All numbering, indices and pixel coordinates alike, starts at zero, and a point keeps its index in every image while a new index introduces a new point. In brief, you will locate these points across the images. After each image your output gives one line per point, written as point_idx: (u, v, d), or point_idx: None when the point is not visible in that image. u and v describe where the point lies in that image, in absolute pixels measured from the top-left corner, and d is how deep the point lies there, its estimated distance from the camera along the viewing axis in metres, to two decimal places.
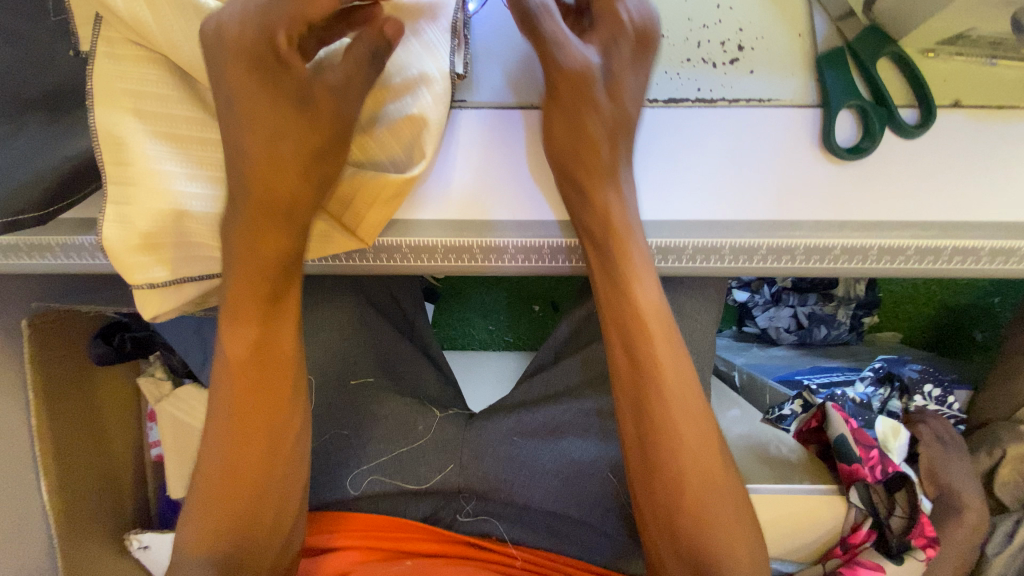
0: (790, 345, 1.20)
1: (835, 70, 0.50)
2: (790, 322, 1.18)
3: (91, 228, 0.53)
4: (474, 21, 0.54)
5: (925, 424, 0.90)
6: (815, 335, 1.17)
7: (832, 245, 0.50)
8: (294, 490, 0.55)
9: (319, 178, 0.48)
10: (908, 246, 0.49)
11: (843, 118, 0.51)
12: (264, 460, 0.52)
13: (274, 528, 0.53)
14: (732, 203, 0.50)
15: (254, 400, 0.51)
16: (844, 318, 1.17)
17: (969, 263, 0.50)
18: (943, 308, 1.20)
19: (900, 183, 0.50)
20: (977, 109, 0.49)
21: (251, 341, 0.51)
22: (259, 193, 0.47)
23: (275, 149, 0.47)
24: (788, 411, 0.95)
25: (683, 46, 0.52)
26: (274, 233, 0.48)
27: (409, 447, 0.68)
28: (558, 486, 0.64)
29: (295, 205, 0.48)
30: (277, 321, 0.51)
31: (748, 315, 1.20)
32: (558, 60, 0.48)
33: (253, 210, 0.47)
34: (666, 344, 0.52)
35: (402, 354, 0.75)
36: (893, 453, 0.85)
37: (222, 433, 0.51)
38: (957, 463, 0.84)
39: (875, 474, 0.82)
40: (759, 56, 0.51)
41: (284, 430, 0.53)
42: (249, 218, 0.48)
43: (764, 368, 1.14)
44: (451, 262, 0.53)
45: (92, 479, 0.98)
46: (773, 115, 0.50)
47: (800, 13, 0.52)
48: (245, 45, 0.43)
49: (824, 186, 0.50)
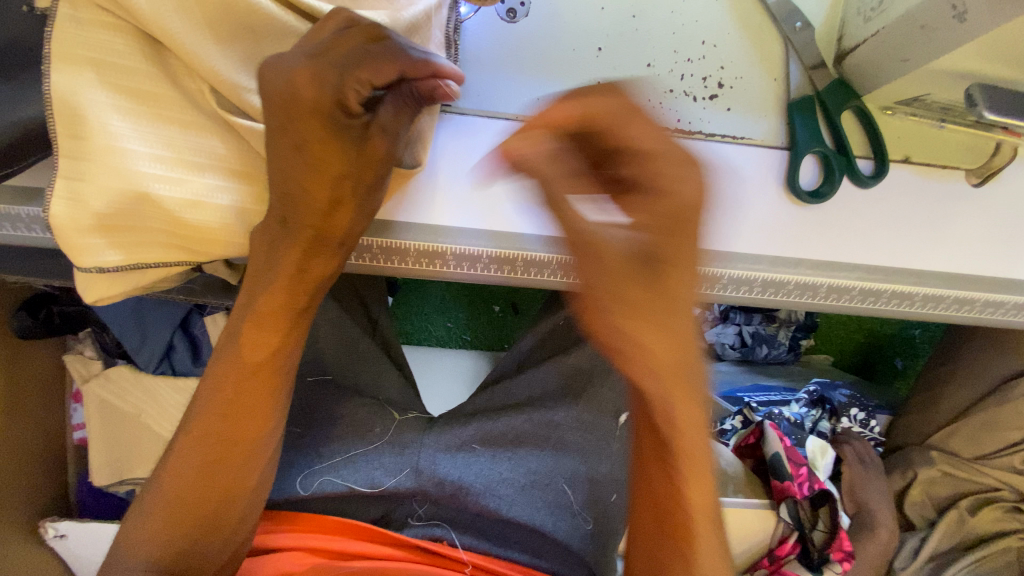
0: (732, 361, 1.24)
1: (804, 117, 0.53)
2: (735, 339, 1.23)
3: (34, 199, 0.50)
4: (465, 27, 0.53)
5: (849, 445, 0.96)
6: (758, 353, 1.23)
7: (788, 280, 0.53)
8: (259, 493, 0.57)
9: (368, 212, 0.45)
10: (854, 286, 0.53)
11: (807, 163, 0.54)
12: (238, 460, 0.54)
13: (238, 524, 0.56)
14: (702, 233, 0.52)
15: (244, 403, 0.53)
16: (784, 339, 1.24)
17: (904, 306, 0.54)
18: (872, 336, 1.30)
19: (853, 227, 0.53)
20: (923, 166, 0.54)
21: (272, 347, 0.51)
22: (315, 227, 0.44)
23: (336, 191, 0.42)
24: (728, 426, 1.04)
25: (667, 77, 0.53)
26: (320, 262, 0.47)
27: (364, 448, 0.67)
28: (513, 494, 0.66)
29: (348, 237, 0.46)
30: (296, 326, 0.52)
31: (697, 329, 1.26)
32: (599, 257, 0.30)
33: (305, 241, 0.45)
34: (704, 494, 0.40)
35: (364, 353, 0.74)
36: (820, 470, 0.92)
37: (207, 432, 0.53)
38: (874, 483, 0.92)
39: (801, 490, 0.88)
40: (737, 95, 0.53)
41: (264, 435, 0.55)
42: (298, 251, 0.46)
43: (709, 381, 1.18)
44: (419, 266, 0.53)
45: (6, 462, 0.91)
46: (745, 153, 0.53)
47: (777, 58, 0.54)
48: (311, 99, 0.38)
49: (786, 225, 0.53)
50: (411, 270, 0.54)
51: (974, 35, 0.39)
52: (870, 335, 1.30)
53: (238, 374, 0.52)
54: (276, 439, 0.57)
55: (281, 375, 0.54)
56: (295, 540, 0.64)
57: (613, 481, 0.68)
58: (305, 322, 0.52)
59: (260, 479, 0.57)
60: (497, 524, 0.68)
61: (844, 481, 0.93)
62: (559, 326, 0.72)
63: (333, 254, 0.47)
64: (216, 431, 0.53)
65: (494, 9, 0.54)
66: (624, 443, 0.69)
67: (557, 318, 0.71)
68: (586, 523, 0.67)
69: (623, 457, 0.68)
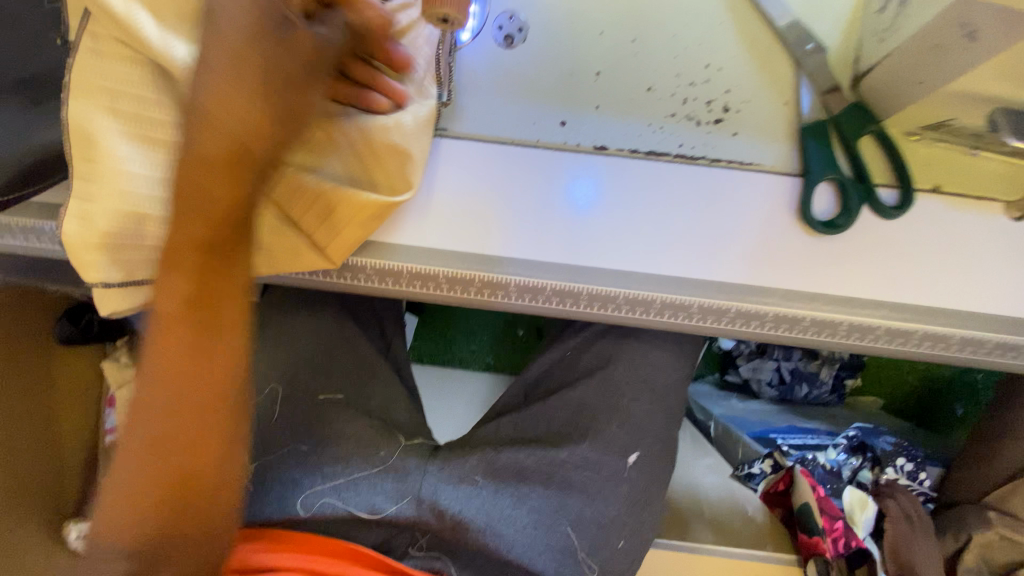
0: (771, 400, 1.20)
1: (818, 141, 0.49)
2: (773, 376, 1.20)
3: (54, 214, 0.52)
4: (465, 51, 0.53)
5: (893, 500, 0.89)
6: (800, 391, 1.19)
7: (803, 315, 0.49)
8: (226, 496, 0.45)
9: (283, 98, 0.40)
10: (878, 326, 0.49)
11: (822, 191, 0.50)
12: (185, 440, 0.42)
13: (199, 528, 0.44)
14: (704, 262, 0.49)
15: (177, 366, 0.42)
16: (827, 377, 1.20)
17: (940, 350, 0.50)
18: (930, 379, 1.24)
19: (873, 261, 0.49)
20: (956, 197, 0.49)
21: (187, 293, 0.41)
22: (215, 107, 0.38)
23: (243, 63, 0.38)
24: (756, 470, 0.95)
25: (669, 100, 0.52)
26: (229, 164, 0.39)
27: (366, 472, 0.64)
28: (515, 532, 0.60)
29: (259, 130, 0.39)
30: (218, 276, 0.42)
31: (732, 363, 1.24)
32: None
33: (207, 130, 0.39)
34: None
35: (376, 373, 0.74)
36: (860, 527, 0.85)
37: (142, 409, 0.42)
38: (923, 543, 0.83)
39: (836, 547, 0.83)
40: (744, 119, 0.51)
41: (211, 408, 0.43)
42: (204, 155, 0.39)
43: (742, 421, 1.10)
44: (422, 289, 0.52)
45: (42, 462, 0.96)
46: (753, 179, 0.50)
47: (788, 82, 0.52)
48: None
49: (800, 256, 0.49)
50: (409, 292, 0.52)
51: (989, 55, 0.35)
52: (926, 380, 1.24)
53: (157, 332, 0.42)
54: (248, 413, 0.46)
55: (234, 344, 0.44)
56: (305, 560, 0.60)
57: (620, 526, 0.62)
58: (232, 274, 0.42)
59: (233, 462, 0.45)
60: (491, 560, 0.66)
61: (888, 540, 0.85)
62: (566, 357, 0.69)
63: (245, 154, 0.40)
64: (151, 410, 0.42)
65: (494, 36, 0.54)
66: (634, 485, 0.63)
67: (565, 348, 0.69)
68: (589, 571, 0.60)
69: (631, 501, 0.63)
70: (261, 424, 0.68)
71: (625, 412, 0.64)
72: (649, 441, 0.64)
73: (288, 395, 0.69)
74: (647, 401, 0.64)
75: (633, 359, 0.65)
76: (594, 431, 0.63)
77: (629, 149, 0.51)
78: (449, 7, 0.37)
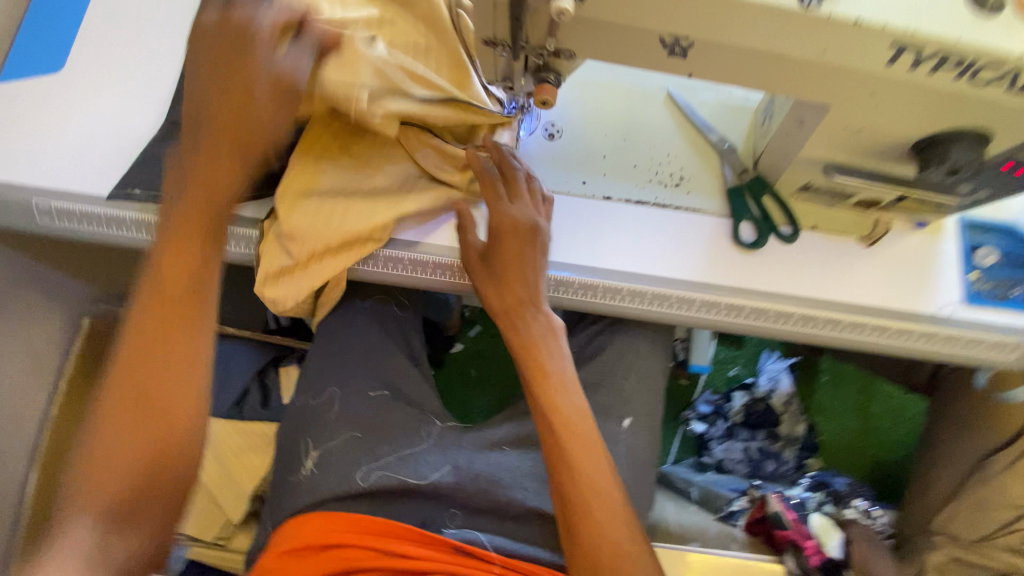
0: (743, 476, 1.43)
1: (738, 198, 0.80)
2: (742, 455, 1.44)
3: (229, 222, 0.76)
4: (518, 144, 0.83)
5: (855, 526, 1.06)
6: (766, 467, 1.42)
7: (745, 304, 0.76)
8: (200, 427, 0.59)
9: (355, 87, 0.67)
10: (793, 310, 0.76)
11: (745, 226, 0.80)
12: (170, 397, 0.57)
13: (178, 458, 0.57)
14: (674, 268, 0.77)
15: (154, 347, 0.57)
16: (790, 455, 1.44)
17: (835, 329, 0.76)
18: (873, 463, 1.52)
19: (780, 271, 0.77)
20: (828, 233, 0.79)
21: (184, 289, 0.59)
22: (224, 120, 0.59)
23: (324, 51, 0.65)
24: (736, 508, 1.22)
25: (647, 171, 0.82)
26: (217, 167, 0.60)
27: (413, 450, 0.81)
28: (537, 483, 0.81)
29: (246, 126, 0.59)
30: (184, 255, 0.60)
31: (706, 445, 1.48)
32: (503, 211, 0.72)
33: (219, 135, 0.60)
34: (553, 355, 0.72)
35: (409, 377, 0.89)
36: (829, 548, 1.01)
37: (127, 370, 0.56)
38: (883, 560, 0.97)
39: (812, 558, 0.98)
40: (692, 184, 0.82)
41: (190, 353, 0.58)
42: (204, 161, 0.60)
43: (720, 482, 1.37)
44: (447, 277, 0.77)
45: None
46: (701, 219, 0.80)
47: (716, 164, 0.83)
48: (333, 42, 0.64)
49: (738, 265, 0.77)
50: (432, 279, 0.77)
51: (809, 135, 0.66)
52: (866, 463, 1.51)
53: (143, 321, 0.57)
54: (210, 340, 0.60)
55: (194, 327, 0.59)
56: (346, 538, 0.74)
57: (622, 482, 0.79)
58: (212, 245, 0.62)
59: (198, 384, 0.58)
60: (512, 520, 0.81)
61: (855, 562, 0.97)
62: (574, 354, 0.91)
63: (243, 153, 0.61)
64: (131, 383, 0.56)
65: (539, 134, 0.84)
66: (629, 446, 0.81)
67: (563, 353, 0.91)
68: None
69: (630, 461, 0.81)
70: (321, 418, 0.83)
71: (622, 391, 0.84)
72: (641, 415, 0.84)
73: (343, 391, 0.84)
74: (636, 380, 0.85)
75: (624, 348, 0.86)
76: (593, 403, 0.83)
77: (626, 198, 0.80)
78: (549, 95, 0.60)
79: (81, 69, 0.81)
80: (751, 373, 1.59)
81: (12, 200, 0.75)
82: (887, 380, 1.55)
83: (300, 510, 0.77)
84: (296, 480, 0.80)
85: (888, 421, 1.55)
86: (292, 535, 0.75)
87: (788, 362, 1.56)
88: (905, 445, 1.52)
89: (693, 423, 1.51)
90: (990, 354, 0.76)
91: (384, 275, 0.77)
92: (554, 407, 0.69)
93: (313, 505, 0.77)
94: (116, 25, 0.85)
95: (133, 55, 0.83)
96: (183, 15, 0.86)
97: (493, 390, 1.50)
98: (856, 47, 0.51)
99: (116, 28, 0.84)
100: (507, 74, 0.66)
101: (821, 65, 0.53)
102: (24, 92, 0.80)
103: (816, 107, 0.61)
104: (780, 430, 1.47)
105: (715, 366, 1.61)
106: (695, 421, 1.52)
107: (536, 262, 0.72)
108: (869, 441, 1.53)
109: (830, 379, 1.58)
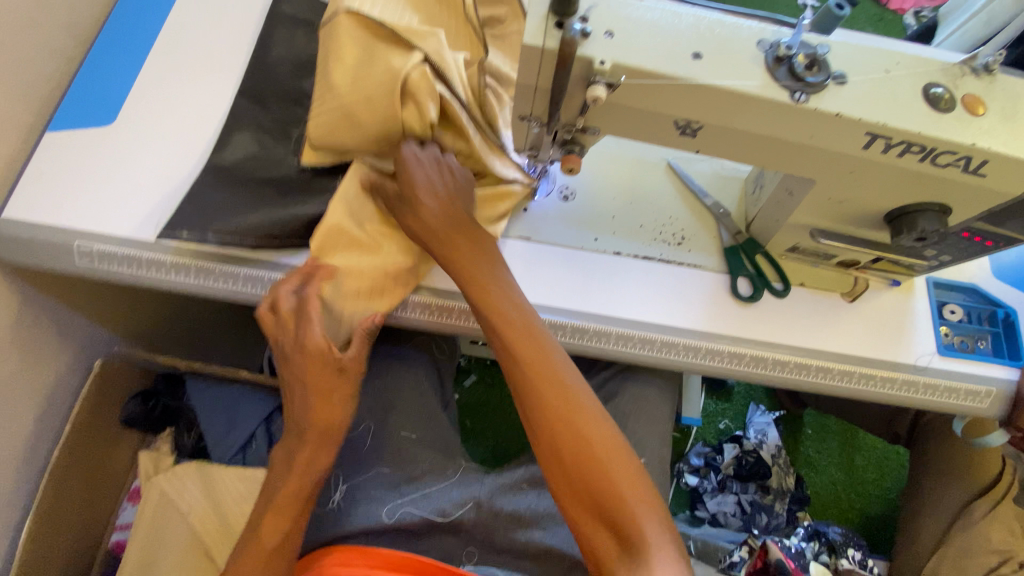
0: (737, 529, 1.44)
1: (733, 255, 0.89)
2: (735, 508, 1.46)
3: (262, 265, 0.80)
4: (534, 203, 0.91)
5: None
6: (760, 521, 1.44)
7: (745, 352, 0.83)
8: None
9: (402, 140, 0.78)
10: (789, 360, 0.83)
11: (741, 282, 0.88)
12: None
13: None
14: (680, 319, 0.84)
15: (264, 552, 0.74)
16: (780, 509, 1.46)
17: (827, 377, 0.83)
18: (861, 515, 1.55)
19: (775, 324, 0.85)
20: (815, 288, 0.88)
21: (288, 506, 0.76)
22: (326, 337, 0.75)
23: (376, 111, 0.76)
24: (736, 559, 1.24)
25: (652, 231, 0.90)
26: (327, 388, 0.76)
27: (437, 487, 0.86)
28: (549, 522, 0.84)
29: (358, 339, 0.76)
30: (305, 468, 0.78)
31: (699, 498, 1.50)
32: (409, 165, 0.76)
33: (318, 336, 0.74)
34: (495, 269, 0.76)
35: (433, 416, 0.96)
36: None
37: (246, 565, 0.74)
38: None
39: None
40: (692, 243, 0.90)
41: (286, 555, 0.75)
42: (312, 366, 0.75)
43: (717, 535, 1.39)
44: (424, 315, 0.82)
45: (63, 535, 1.02)
46: (702, 274, 0.88)
47: (713, 225, 0.92)
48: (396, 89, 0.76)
49: (737, 317, 0.85)
50: (409, 317, 0.82)
51: (795, 203, 0.76)
52: (855, 515, 1.55)
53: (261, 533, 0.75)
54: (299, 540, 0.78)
55: (294, 496, 0.77)
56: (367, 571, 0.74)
57: None
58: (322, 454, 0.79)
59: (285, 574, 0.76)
60: (527, 559, 0.83)
61: None
62: None
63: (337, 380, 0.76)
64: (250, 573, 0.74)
65: (551, 195, 0.92)
66: None
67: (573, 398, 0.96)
68: None
69: None
70: (358, 450, 0.89)
71: (632, 433, 0.89)
72: (650, 457, 0.88)
73: (376, 424, 0.91)
74: (643, 422, 0.90)
75: (634, 391, 0.93)
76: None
77: (634, 254, 0.88)
78: (573, 163, 0.69)
79: (130, 123, 0.88)
80: (739, 427, 1.62)
81: (55, 243, 0.79)
82: (869, 432, 1.61)
83: (332, 539, 0.82)
84: (326, 519, 0.84)
85: (873, 474, 1.60)
86: (331, 568, 0.75)
87: (773, 416, 1.61)
88: (890, 497, 1.57)
89: (685, 475, 1.53)
90: (966, 403, 0.83)
91: (407, 320, 0.82)
92: (498, 318, 0.72)
93: (342, 538, 0.82)
94: (168, 82, 0.91)
95: (182, 111, 0.90)
96: (232, 77, 0.94)
97: (492, 440, 1.51)
98: (837, 133, 0.61)
99: (167, 84, 0.91)
100: (532, 144, 0.73)
101: (801, 147, 0.64)
102: (75, 142, 0.85)
103: (800, 179, 0.72)
104: (771, 483, 1.48)
105: (705, 420, 1.64)
106: (687, 475, 1.54)
107: (448, 179, 0.78)
108: (857, 493, 1.58)
109: (813, 433, 1.63)
